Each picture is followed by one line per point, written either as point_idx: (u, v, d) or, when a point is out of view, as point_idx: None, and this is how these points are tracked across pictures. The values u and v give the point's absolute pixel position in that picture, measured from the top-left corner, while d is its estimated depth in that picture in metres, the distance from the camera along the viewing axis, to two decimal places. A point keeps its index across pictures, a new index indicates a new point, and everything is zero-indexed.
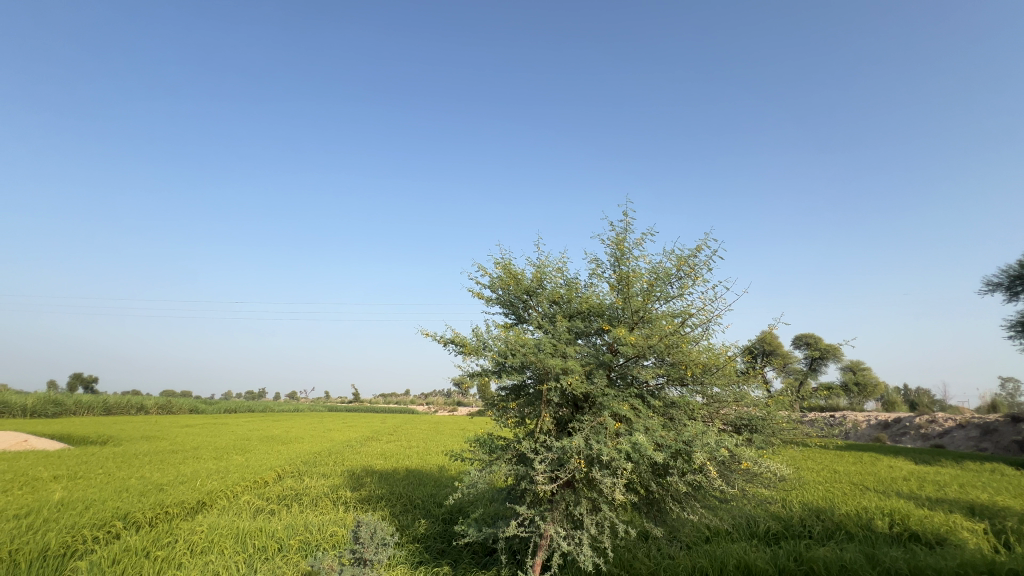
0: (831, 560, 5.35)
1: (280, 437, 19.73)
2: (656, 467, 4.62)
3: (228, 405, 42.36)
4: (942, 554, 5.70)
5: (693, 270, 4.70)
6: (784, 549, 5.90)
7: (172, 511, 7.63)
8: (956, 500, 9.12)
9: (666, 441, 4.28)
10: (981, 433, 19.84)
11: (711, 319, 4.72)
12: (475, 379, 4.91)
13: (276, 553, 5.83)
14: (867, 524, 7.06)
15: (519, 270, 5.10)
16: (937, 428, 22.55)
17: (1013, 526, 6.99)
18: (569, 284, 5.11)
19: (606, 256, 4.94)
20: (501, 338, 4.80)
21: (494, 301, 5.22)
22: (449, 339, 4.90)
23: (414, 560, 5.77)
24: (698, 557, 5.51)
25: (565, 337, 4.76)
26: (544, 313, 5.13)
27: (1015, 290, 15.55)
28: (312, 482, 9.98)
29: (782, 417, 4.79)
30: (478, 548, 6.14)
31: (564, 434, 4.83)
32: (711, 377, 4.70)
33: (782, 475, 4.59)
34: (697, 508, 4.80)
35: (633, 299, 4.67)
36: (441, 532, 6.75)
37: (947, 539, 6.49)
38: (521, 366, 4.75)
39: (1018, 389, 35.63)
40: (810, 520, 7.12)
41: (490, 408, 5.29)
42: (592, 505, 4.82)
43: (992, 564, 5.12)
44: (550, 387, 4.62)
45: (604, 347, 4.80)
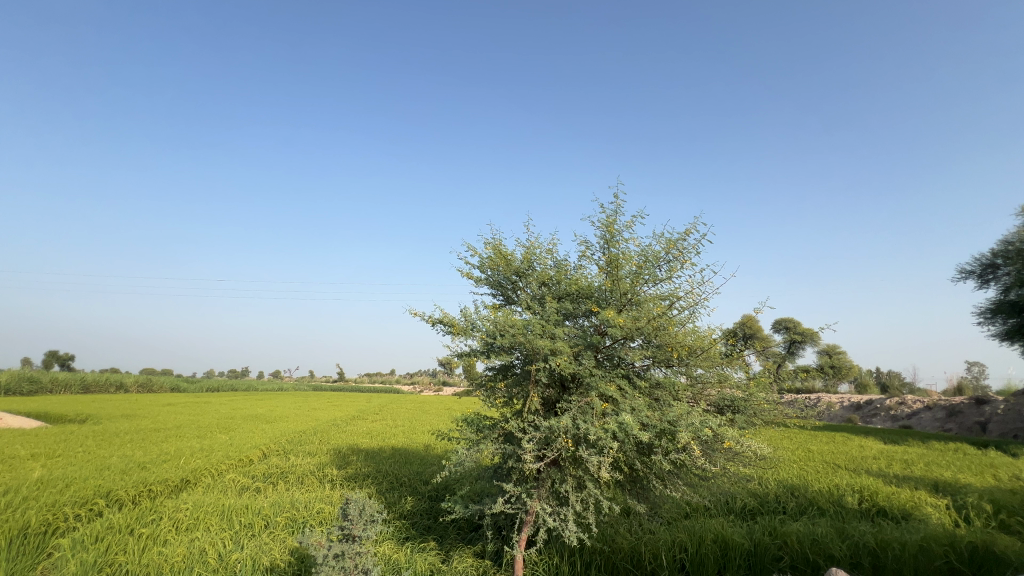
0: (804, 535, 5.57)
1: (264, 416, 19.66)
2: (641, 447, 4.72)
3: (211, 383, 41.91)
4: (906, 528, 6.00)
5: (682, 253, 4.73)
6: (759, 524, 6.11)
7: (156, 489, 7.59)
8: (922, 478, 9.56)
9: (651, 421, 4.35)
10: (947, 415, 20.74)
11: (698, 302, 4.77)
12: (463, 360, 4.92)
13: (262, 529, 5.87)
14: (838, 500, 7.37)
15: (508, 251, 5.07)
16: (905, 410, 23.46)
17: (973, 502, 7.36)
18: (558, 266, 5.11)
19: (596, 239, 4.93)
20: (489, 319, 4.79)
21: (483, 282, 5.19)
22: (436, 319, 4.87)
23: (401, 536, 5.88)
24: (677, 532, 5.70)
25: (554, 318, 4.76)
26: (532, 294, 5.12)
27: (986, 278, 16.05)
28: (298, 460, 10.01)
29: (763, 399, 4.90)
30: (464, 525, 6.25)
31: (551, 413, 4.89)
32: (695, 359, 4.78)
33: (763, 454, 4.73)
34: (679, 485, 4.92)
35: (621, 282, 4.71)
36: (427, 509, 6.86)
37: (912, 514, 6.81)
38: (510, 347, 4.75)
39: (983, 373, 37.17)
40: (785, 497, 7.39)
41: (478, 388, 5.32)
42: (577, 482, 4.91)
43: (953, 539, 5.42)
44: (538, 367, 4.65)
45: (592, 329, 4.84)
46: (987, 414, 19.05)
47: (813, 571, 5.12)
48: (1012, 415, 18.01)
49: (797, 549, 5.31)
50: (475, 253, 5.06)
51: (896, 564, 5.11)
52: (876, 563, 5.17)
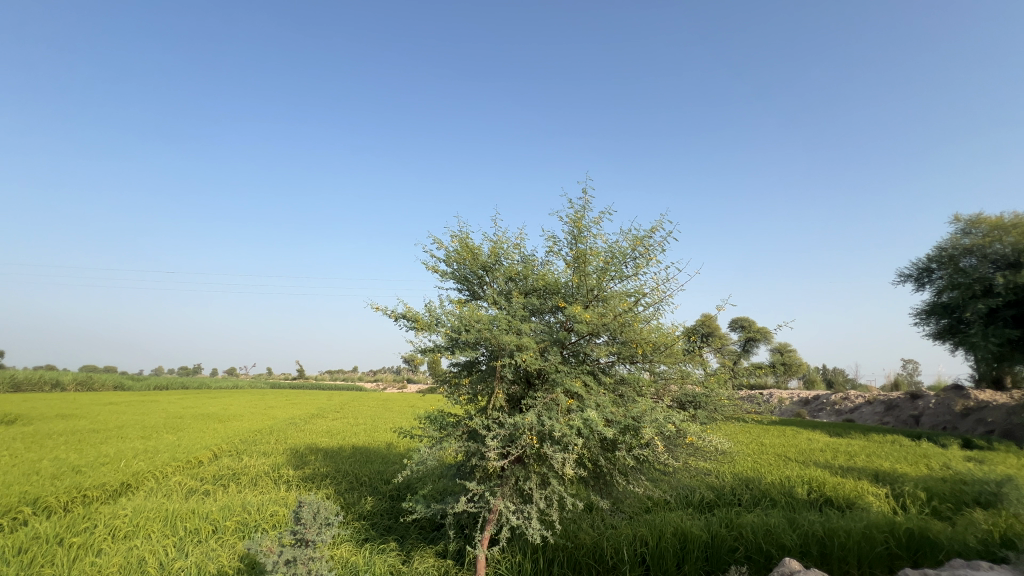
0: (758, 526, 5.75)
1: (216, 414, 18.79)
2: (605, 443, 4.72)
3: (159, 380, 39.70)
4: (851, 517, 6.30)
5: (648, 251, 4.74)
6: (716, 517, 6.27)
7: (91, 494, 7.05)
8: (864, 468, 10.12)
9: (616, 417, 4.35)
10: (885, 409, 22.09)
11: (663, 298, 4.80)
12: (427, 356, 4.77)
13: (210, 535, 5.55)
14: (789, 491, 7.67)
15: (475, 245, 4.96)
16: (849, 404, 24.85)
17: (909, 491, 7.83)
18: (525, 261, 5.04)
19: (563, 234, 4.88)
20: (454, 315, 4.67)
21: (448, 276, 5.06)
22: (399, 314, 4.71)
23: (360, 537, 5.68)
24: (638, 526, 5.77)
25: (520, 313, 4.68)
26: (499, 290, 5.02)
27: (921, 282, 17.12)
28: (252, 461, 9.56)
29: (723, 395, 5.01)
30: (425, 524, 6.11)
31: (516, 410, 4.83)
32: (659, 355, 4.82)
33: (723, 448, 4.82)
34: (641, 480, 4.97)
35: (587, 278, 4.68)
36: (388, 509, 6.68)
37: (855, 503, 7.17)
38: (475, 342, 4.64)
39: (917, 369, 39.91)
40: (740, 489, 7.63)
41: (441, 385, 5.20)
42: (541, 479, 4.87)
43: (893, 526, 5.72)
44: (503, 363, 4.57)
45: (558, 325, 4.80)
46: (920, 408, 20.41)
47: (765, 560, 5.29)
48: (942, 408, 19.36)
49: (752, 539, 5.46)
50: (441, 246, 4.91)
51: (841, 551, 5.35)
52: (824, 551, 5.39)
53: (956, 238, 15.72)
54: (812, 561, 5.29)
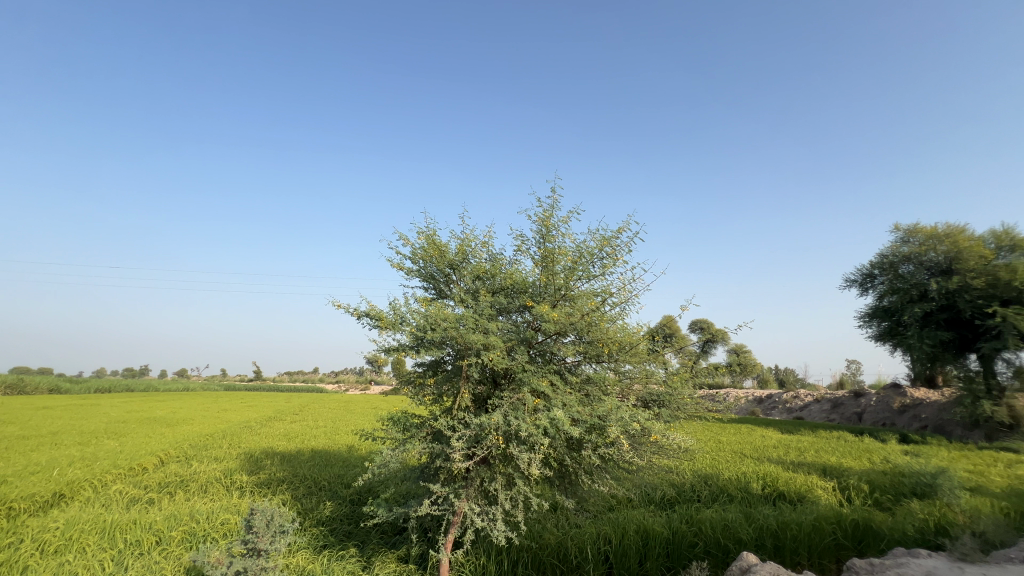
0: (716, 521, 5.89)
1: (163, 418, 17.76)
2: (571, 442, 4.72)
3: (100, 383, 37.22)
4: (803, 510, 6.56)
5: (615, 251, 4.77)
6: (677, 513, 6.39)
7: (18, 507, 6.48)
8: (813, 463, 10.62)
9: (582, 416, 4.35)
10: (832, 406, 23.31)
11: (629, 298, 4.85)
12: (391, 355, 4.63)
13: (153, 547, 5.19)
14: (745, 486, 7.94)
15: (443, 242, 4.86)
16: (799, 402, 26.09)
17: (854, 483, 8.26)
18: (493, 259, 4.97)
19: (532, 232, 4.85)
20: (420, 313, 4.56)
21: (414, 274, 4.93)
22: (361, 312, 4.55)
23: (317, 544, 5.46)
24: (602, 525, 5.81)
25: (488, 312, 4.61)
26: (466, 288, 4.93)
27: (864, 287, 18.15)
28: (202, 467, 9.06)
29: (685, 394, 5.11)
30: (387, 529, 5.94)
31: (482, 410, 4.76)
32: (625, 355, 4.85)
33: (686, 446, 4.92)
34: (606, 479, 5.00)
35: (555, 277, 4.67)
36: (348, 514, 6.46)
37: (806, 496, 7.50)
38: (441, 341, 4.54)
39: (859, 369, 42.38)
40: (699, 486, 7.83)
41: (405, 385, 5.06)
42: (506, 480, 4.82)
43: (840, 517, 5.99)
44: (469, 362, 4.50)
45: (526, 324, 4.77)
46: (863, 405, 21.65)
47: (722, 554, 5.44)
48: (882, 405, 20.60)
49: (711, 535, 5.60)
50: (407, 243, 4.78)
51: (793, 543, 5.57)
52: (777, 543, 5.59)
53: (895, 246, 16.72)
54: (766, 554, 5.47)
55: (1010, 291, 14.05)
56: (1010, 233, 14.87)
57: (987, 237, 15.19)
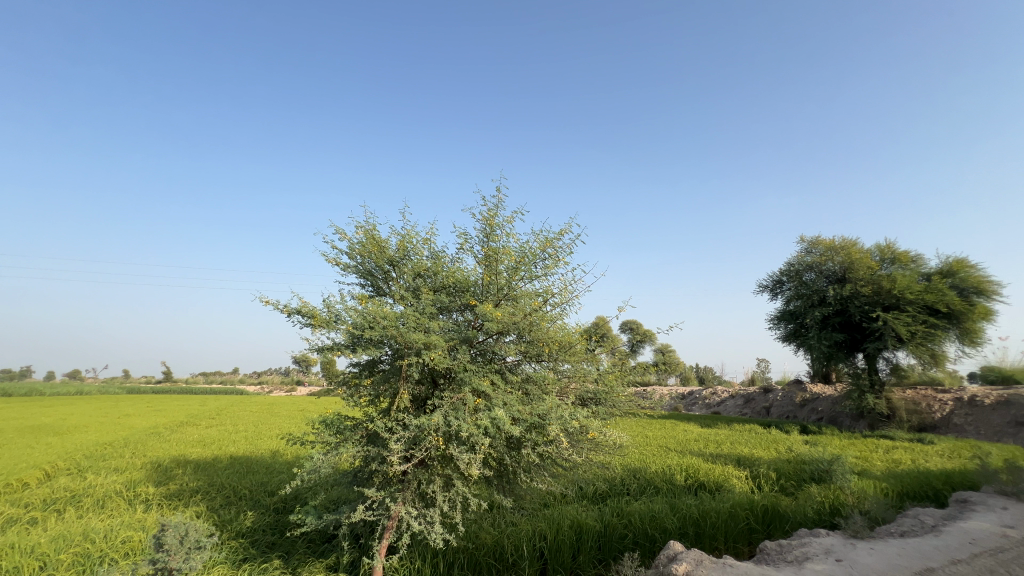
0: (644, 513, 6.17)
1: (50, 426, 15.69)
2: (510, 442, 4.74)
3: None
4: (721, 498, 7.06)
5: (556, 253, 4.86)
6: (608, 507, 6.63)
7: None
8: (729, 454, 11.48)
9: (522, 415, 4.37)
10: (745, 402, 25.31)
11: (569, 299, 4.96)
12: (324, 355, 4.40)
13: (36, 573, 4.56)
14: (669, 478, 8.42)
15: (383, 238, 4.69)
16: (716, 398, 28.08)
17: (764, 472, 9.02)
18: (434, 257, 4.87)
19: (475, 231, 4.83)
20: (357, 311, 4.36)
21: (351, 270, 4.72)
22: (292, 309, 4.28)
23: (237, 558, 5.07)
24: (537, 521, 5.89)
25: (429, 310, 4.51)
26: (406, 286, 4.79)
27: (774, 292, 19.88)
28: (98, 479, 8.10)
29: (620, 391, 5.32)
30: (315, 537, 5.64)
31: (421, 410, 4.65)
32: (564, 354, 4.94)
33: (620, 442, 5.11)
34: (543, 477, 5.08)
35: (497, 277, 4.67)
36: (272, 523, 6.06)
37: (723, 485, 8.08)
38: (380, 341, 4.39)
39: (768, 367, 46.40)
40: (629, 480, 8.18)
41: (338, 386, 4.83)
42: (445, 481, 4.74)
43: (753, 504, 6.52)
44: (409, 362, 4.38)
45: (467, 323, 4.72)
46: (771, 400, 23.72)
47: (650, 543, 5.71)
48: (787, 400, 22.68)
49: (640, 526, 5.86)
50: (345, 238, 4.56)
51: (712, 529, 5.97)
52: (698, 531, 5.96)
53: (801, 256, 18.40)
54: (688, 542, 5.81)
55: (890, 299, 16.19)
56: (890, 247, 16.98)
57: (873, 250, 17.24)
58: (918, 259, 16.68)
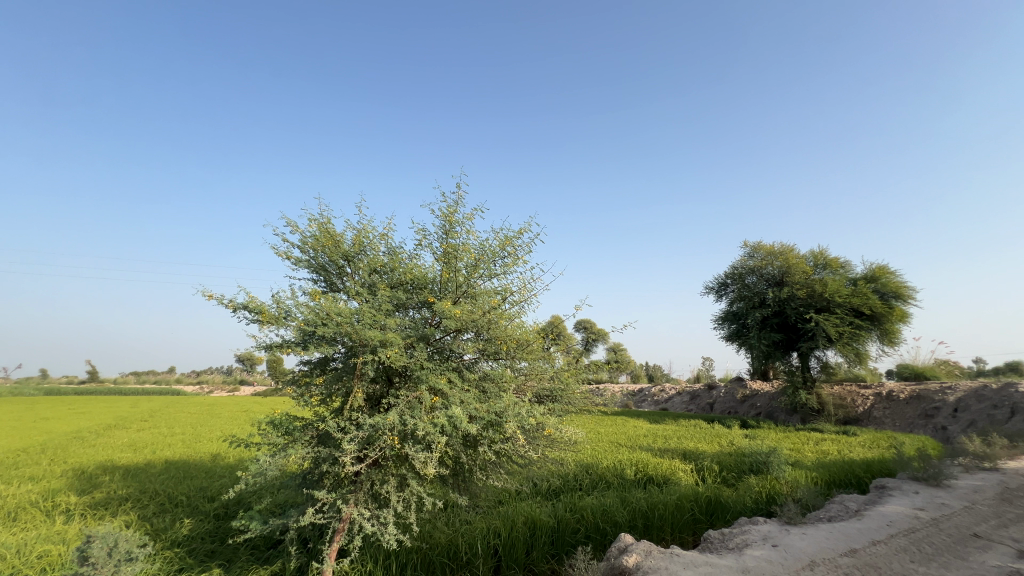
0: (597, 507, 6.32)
1: None
2: (467, 440, 4.73)
3: None
4: (668, 491, 7.36)
5: (516, 251, 4.88)
6: (562, 502, 6.75)
7: None
8: (675, 449, 11.98)
9: (479, 413, 4.36)
10: (691, 398, 26.46)
11: (528, 297, 5.00)
12: (273, 353, 4.21)
13: None
14: (620, 473, 8.68)
15: (337, 232, 4.53)
16: (665, 395, 29.19)
17: (708, 465, 9.48)
18: (391, 253, 4.77)
19: (434, 228, 4.77)
20: (309, 306, 4.20)
21: (303, 264, 4.54)
22: (238, 304, 4.06)
23: (172, 569, 4.76)
24: (492, 519, 5.91)
25: (385, 307, 4.41)
26: (361, 282, 4.66)
27: (719, 294, 20.90)
28: (9, 490, 7.35)
29: (575, 389, 5.43)
30: (259, 543, 5.38)
31: (376, 409, 4.54)
32: (521, 352, 4.98)
33: (574, 438, 5.22)
34: (499, 474, 5.10)
35: (456, 274, 4.64)
36: (212, 531, 5.73)
37: (670, 478, 8.42)
38: (333, 338, 4.25)
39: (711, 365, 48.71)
40: (582, 475, 8.36)
41: (287, 385, 4.64)
42: (399, 481, 4.67)
43: (699, 496, 6.83)
44: (364, 359, 4.27)
45: (425, 321, 4.67)
46: (715, 396, 24.93)
47: (601, 537, 5.86)
48: (729, 397, 23.91)
49: (592, 520, 6.01)
50: (296, 231, 4.37)
51: (659, 521, 6.20)
52: (646, 523, 6.17)
53: (744, 260, 19.42)
54: (638, 534, 6.02)
55: (822, 301, 17.38)
56: (823, 253, 18.25)
57: (808, 256, 18.46)
58: (846, 265, 18.03)
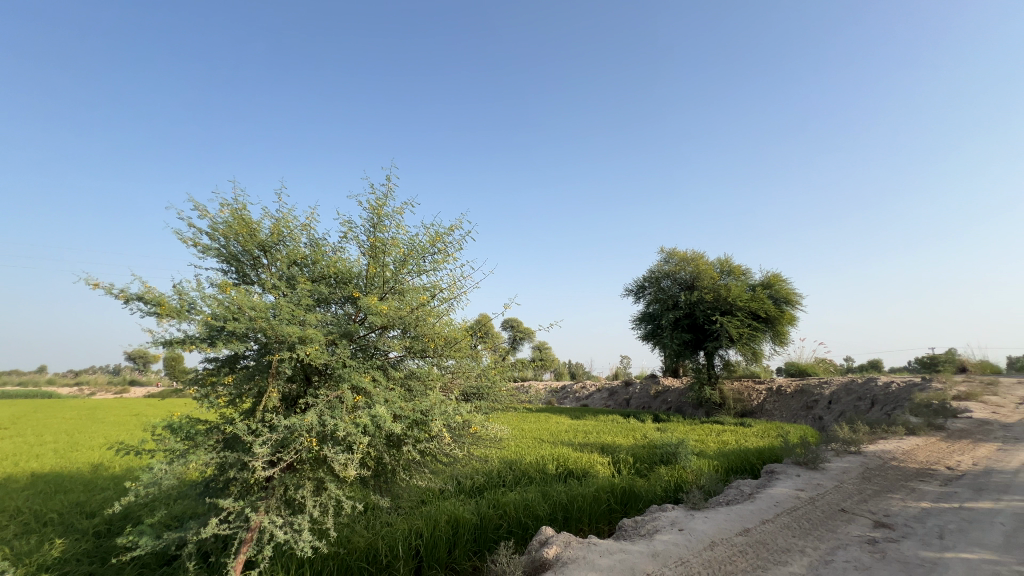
0: (519, 502, 6.44)
1: None
2: (390, 440, 4.60)
3: None
4: (587, 483, 7.68)
5: (446, 248, 4.84)
6: (485, 499, 6.79)
7: None
8: (594, 443, 12.53)
9: (404, 412, 4.27)
10: (609, 395, 27.81)
11: (457, 295, 4.97)
12: (173, 349, 3.81)
13: None
14: (542, 468, 8.91)
15: (253, 219, 4.21)
16: (586, 392, 30.42)
17: (623, 457, 10.04)
18: (314, 245, 4.53)
19: (361, 220, 4.59)
20: (218, 300, 3.86)
21: (212, 252, 4.16)
22: (131, 295, 3.63)
23: None
24: (414, 519, 5.81)
25: (306, 302, 4.17)
26: (279, 274, 4.37)
27: (637, 296, 22.17)
28: None
29: (501, 386, 5.49)
30: (150, 561, 4.86)
31: (292, 410, 4.28)
32: (449, 350, 4.94)
33: (500, 435, 5.28)
34: (423, 474, 5.03)
35: (383, 269, 4.51)
36: (90, 551, 5.07)
37: (589, 472, 8.80)
38: (244, 334, 3.94)
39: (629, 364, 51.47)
40: (506, 472, 8.48)
41: (189, 386, 4.23)
42: (315, 485, 4.43)
43: (614, 487, 7.21)
44: (280, 357, 4.01)
45: (349, 317, 4.48)
46: (631, 392, 26.41)
47: (523, 531, 5.98)
48: (644, 393, 25.45)
49: (514, 516, 6.12)
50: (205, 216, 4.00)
51: (578, 513, 6.46)
52: (566, 515, 6.40)
53: (660, 265, 20.78)
54: (558, 526, 6.22)
55: (726, 304, 19.05)
56: (728, 261, 20.01)
57: (715, 263, 20.14)
58: (747, 272, 19.91)
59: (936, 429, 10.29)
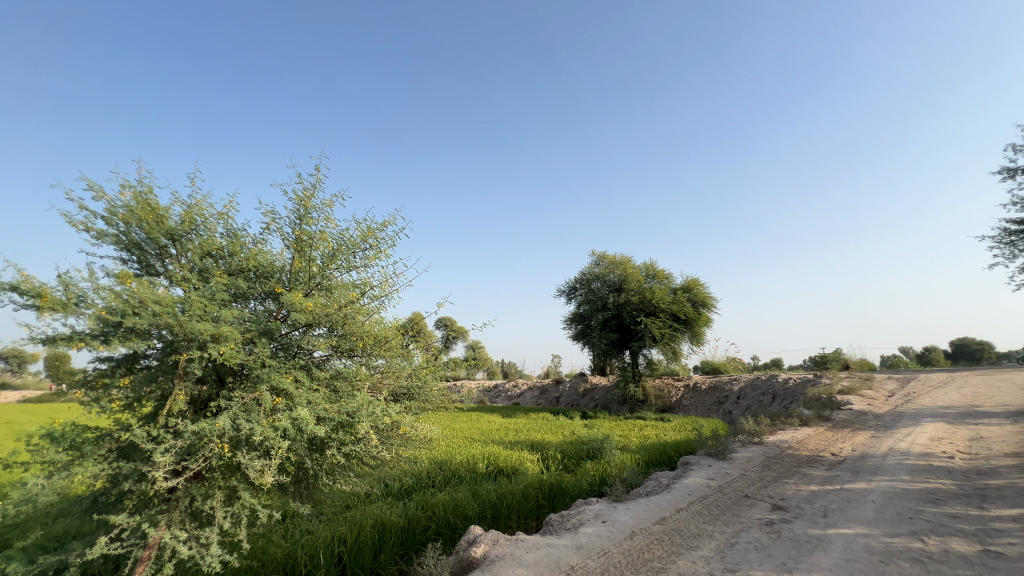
0: (448, 503, 6.39)
1: None
2: (313, 443, 4.38)
3: None
4: (516, 481, 7.80)
5: (378, 243, 4.68)
6: (413, 501, 6.66)
7: None
8: (524, 441, 12.72)
9: (329, 414, 4.08)
10: (540, 394, 28.39)
11: (389, 292, 4.83)
12: (56, 346, 3.37)
13: None
14: (473, 467, 8.91)
15: (160, 204, 3.82)
16: (518, 391, 30.83)
17: (551, 454, 10.28)
18: (232, 235, 4.20)
19: (286, 211, 4.32)
20: (114, 292, 3.46)
21: (108, 238, 3.72)
22: (2, 285, 3.15)
23: None
24: (337, 525, 5.57)
25: (221, 296, 3.86)
26: (190, 265, 4.00)
27: (569, 296, 22.81)
28: None
29: (433, 386, 5.41)
30: None
31: (201, 414, 3.94)
32: (378, 348, 4.80)
33: (429, 435, 5.20)
34: (348, 477, 4.84)
35: (309, 263, 4.27)
36: None
37: (518, 469, 8.93)
38: (146, 330, 3.56)
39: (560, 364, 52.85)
40: (435, 472, 8.38)
41: (76, 390, 3.75)
42: (227, 495, 4.11)
43: (542, 483, 7.37)
44: (188, 357, 3.67)
45: (269, 313, 4.20)
46: (561, 390, 27.14)
47: (451, 531, 5.95)
48: (573, 391, 26.24)
49: (443, 516, 6.06)
50: (102, 198, 3.57)
51: (507, 510, 6.53)
52: (495, 513, 6.45)
53: (591, 267, 21.56)
54: (486, 524, 6.25)
55: (650, 306, 20.11)
56: (653, 266, 21.15)
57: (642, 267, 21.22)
58: (670, 276, 21.17)
59: (825, 420, 11.57)
